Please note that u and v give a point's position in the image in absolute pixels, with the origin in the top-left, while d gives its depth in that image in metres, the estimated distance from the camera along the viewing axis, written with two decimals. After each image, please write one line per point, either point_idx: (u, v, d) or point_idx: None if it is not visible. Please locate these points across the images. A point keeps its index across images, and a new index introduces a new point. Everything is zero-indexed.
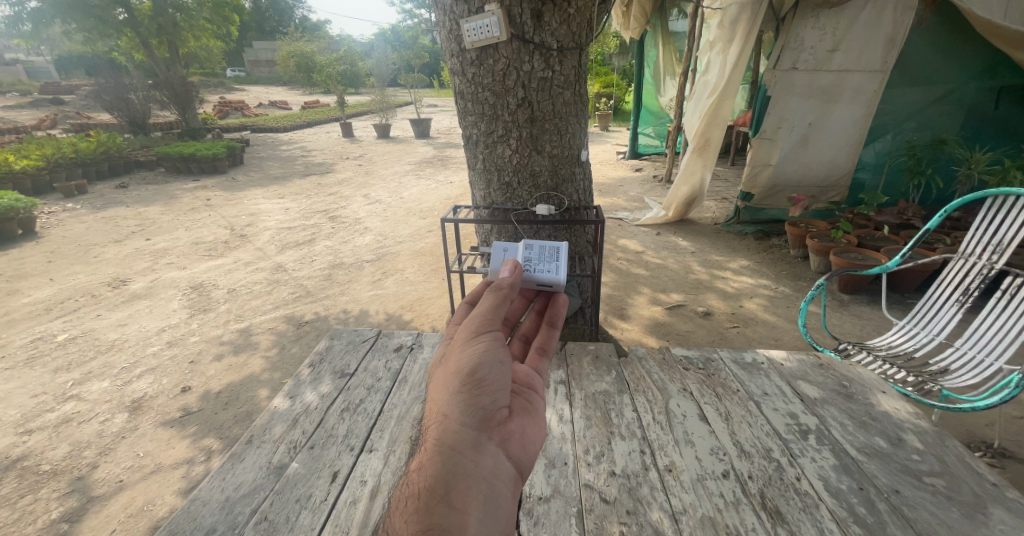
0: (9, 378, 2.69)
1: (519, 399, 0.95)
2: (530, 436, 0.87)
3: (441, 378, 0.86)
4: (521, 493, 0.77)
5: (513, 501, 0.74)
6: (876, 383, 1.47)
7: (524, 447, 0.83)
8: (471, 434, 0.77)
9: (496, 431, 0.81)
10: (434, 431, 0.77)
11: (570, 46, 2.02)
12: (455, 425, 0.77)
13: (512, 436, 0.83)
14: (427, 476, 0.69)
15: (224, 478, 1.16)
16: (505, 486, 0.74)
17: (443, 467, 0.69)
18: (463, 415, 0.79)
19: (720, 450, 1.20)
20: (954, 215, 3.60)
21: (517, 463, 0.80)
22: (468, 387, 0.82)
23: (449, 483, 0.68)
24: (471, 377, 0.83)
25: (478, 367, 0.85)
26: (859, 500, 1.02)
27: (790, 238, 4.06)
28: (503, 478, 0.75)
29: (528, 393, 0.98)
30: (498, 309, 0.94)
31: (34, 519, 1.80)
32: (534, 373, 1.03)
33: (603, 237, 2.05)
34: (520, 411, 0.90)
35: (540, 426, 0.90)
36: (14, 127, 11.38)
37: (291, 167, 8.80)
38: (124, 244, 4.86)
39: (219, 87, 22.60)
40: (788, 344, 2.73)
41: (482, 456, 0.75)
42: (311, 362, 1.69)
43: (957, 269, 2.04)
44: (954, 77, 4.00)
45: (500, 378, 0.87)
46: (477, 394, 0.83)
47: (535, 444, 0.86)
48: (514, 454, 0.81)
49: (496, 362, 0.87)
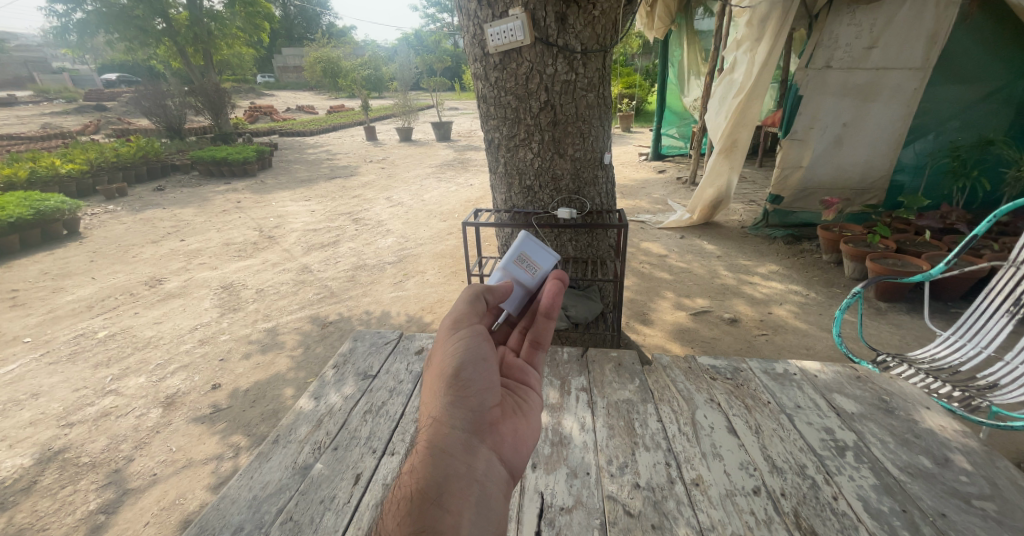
0: (53, 372, 2.84)
1: (511, 399, 0.95)
2: (522, 439, 0.87)
3: (429, 383, 0.88)
4: (514, 494, 0.78)
5: (506, 503, 0.75)
6: (919, 398, 1.39)
7: (517, 450, 0.84)
8: (461, 437, 0.78)
9: (487, 433, 0.82)
10: (425, 434, 0.78)
11: (594, 48, 1.99)
12: (445, 427, 0.78)
13: (504, 440, 0.83)
14: (417, 479, 0.70)
15: (252, 477, 1.19)
16: (499, 488, 0.75)
17: (433, 469, 0.71)
18: (452, 418, 0.80)
19: (750, 464, 1.16)
20: (1003, 219, 3.39)
21: (509, 466, 0.81)
22: (454, 390, 0.83)
23: (442, 485, 0.69)
24: (456, 380, 0.85)
25: (463, 368, 0.87)
26: (902, 523, 0.96)
27: (823, 242, 3.89)
28: (495, 480, 0.76)
29: (521, 392, 0.99)
30: (471, 310, 0.98)
31: (74, 509, 1.89)
32: (527, 369, 1.05)
33: (626, 241, 2.00)
34: (511, 411, 0.91)
35: (533, 426, 0.91)
36: (61, 133, 12.04)
37: (317, 170, 9.02)
38: (160, 245, 5.08)
39: (249, 93, 23.68)
40: (820, 353, 2.62)
41: (473, 459, 0.75)
42: (336, 363, 1.71)
43: (1007, 277, 1.92)
44: (1002, 75, 3.77)
45: (483, 378, 0.88)
46: (463, 396, 0.84)
47: (527, 445, 0.87)
48: (506, 457, 0.81)
49: (479, 362, 0.88)
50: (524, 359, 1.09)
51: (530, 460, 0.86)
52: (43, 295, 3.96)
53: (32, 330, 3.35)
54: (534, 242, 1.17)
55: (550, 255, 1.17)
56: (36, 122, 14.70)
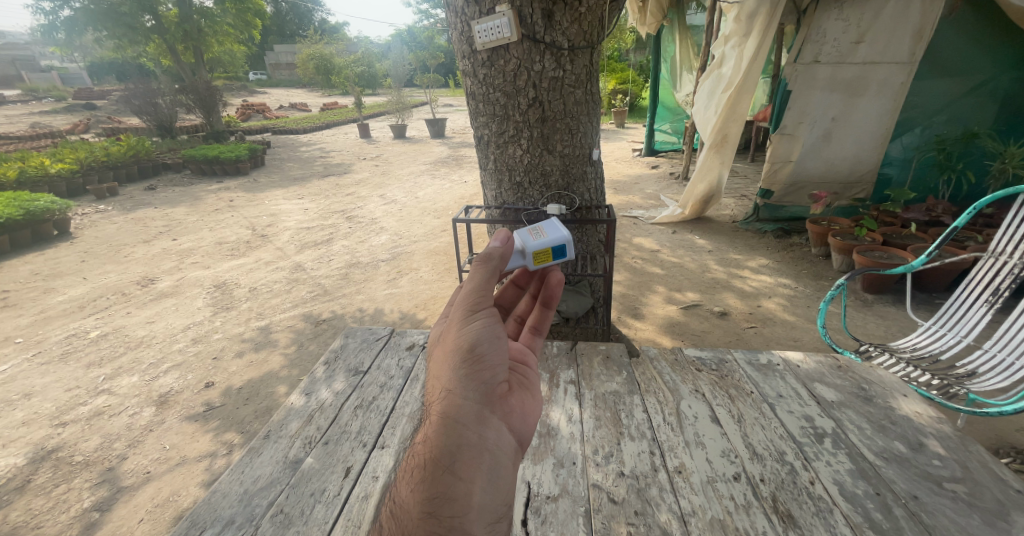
0: (45, 372, 2.83)
1: (515, 374, 0.98)
2: (528, 411, 0.90)
3: (440, 355, 0.85)
4: (521, 461, 0.83)
5: (513, 470, 0.79)
6: (897, 386, 1.42)
7: (522, 421, 0.87)
8: (475, 408, 0.79)
9: (498, 405, 0.84)
10: (437, 404, 0.78)
11: (581, 45, 2.00)
12: (458, 399, 0.77)
13: (512, 411, 0.86)
14: (432, 446, 0.71)
15: (242, 472, 1.20)
16: (506, 455, 0.78)
17: (447, 439, 0.72)
18: (465, 390, 0.79)
19: (732, 452, 1.19)
20: (987, 211, 3.44)
21: (517, 435, 0.85)
22: (468, 363, 0.82)
23: (455, 454, 0.71)
24: (471, 355, 0.82)
25: (478, 342, 0.84)
26: (875, 505, 0.99)
27: (812, 236, 3.93)
28: (505, 449, 0.79)
29: (522, 369, 1.01)
30: (490, 283, 0.92)
31: (68, 507, 1.90)
32: (527, 350, 1.07)
33: (615, 235, 2.03)
34: (517, 387, 0.94)
35: (536, 400, 0.95)
36: (51, 132, 11.91)
37: (310, 168, 8.97)
38: (152, 244, 5.05)
39: (242, 90, 23.54)
40: (807, 345, 2.66)
41: (485, 429, 0.77)
42: (327, 359, 1.73)
43: (987, 268, 1.95)
44: (987, 68, 3.82)
45: (498, 353, 0.86)
46: (476, 369, 0.82)
47: (532, 417, 0.90)
48: (515, 427, 0.85)
49: (495, 338, 0.86)
50: (523, 342, 1.12)
51: (534, 430, 0.90)
52: (34, 295, 3.94)
53: (23, 331, 3.34)
54: (556, 224, 1.17)
55: (564, 230, 1.12)
56: (27, 121, 14.61)
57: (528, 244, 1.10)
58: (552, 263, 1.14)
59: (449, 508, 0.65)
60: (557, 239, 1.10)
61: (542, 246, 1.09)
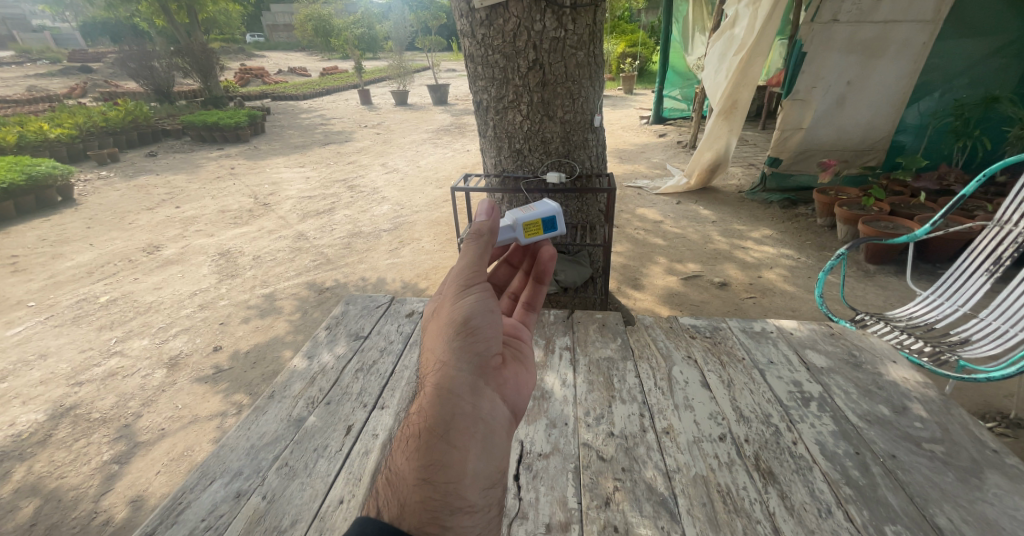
0: (59, 335, 2.93)
1: (509, 349, 1.00)
2: (520, 383, 0.93)
3: (434, 329, 0.86)
4: (515, 430, 0.86)
5: (507, 437, 0.82)
6: (888, 353, 1.44)
7: (515, 392, 0.90)
8: (469, 380, 0.81)
9: (492, 376, 0.86)
10: (431, 377, 0.79)
11: (583, 3, 1.92)
12: (452, 371, 0.79)
13: (506, 382, 0.89)
14: (427, 417, 0.74)
15: (249, 428, 1.26)
16: (500, 424, 0.81)
17: (441, 410, 0.74)
18: (460, 362, 0.81)
19: (719, 414, 1.22)
20: (1000, 180, 3.35)
21: (511, 406, 0.87)
22: (462, 336, 0.83)
23: (449, 423, 0.73)
24: (464, 327, 0.83)
25: (472, 315, 0.85)
26: (853, 463, 1.03)
27: (818, 206, 3.87)
28: (499, 418, 0.82)
29: (516, 343, 1.03)
30: (482, 257, 0.91)
31: (89, 459, 2.02)
32: (521, 325, 1.08)
33: (615, 204, 2.01)
34: (511, 359, 0.96)
35: (530, 374, 0.97)
36: (48, 96, 11.74)
37: (311, 136, 8.83)
38: (155, 212, 5.07)
39: (240, 53, 22.89)
40: (805, 315, 2.68)
41: (479, 400, 0.79)
42: (328, 324, 1.77)
43: (991, 237, 1.92)
44: (1015, 28, 3.62)
45: (492, 327, 0.87)
46: (470, 342, 0.84)
47: (525, 390, 0.93)
48: (508, 398, 0.87)
49: (488, 312, 0.87)
50: (517, 318, 1.13)
51: (527, 401, 0.93)
52: (43, 261, 4.01)
53: (35, 295, 3.42)
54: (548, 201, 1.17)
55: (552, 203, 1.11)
56: (23, 83, 14.41)
57: (516, 215, 1.09)
58: (544, 238, 1.12)
59: (444, 474, 0.68)
60: (546, 212, 1.09)
61: (531, 218, 1.08)
